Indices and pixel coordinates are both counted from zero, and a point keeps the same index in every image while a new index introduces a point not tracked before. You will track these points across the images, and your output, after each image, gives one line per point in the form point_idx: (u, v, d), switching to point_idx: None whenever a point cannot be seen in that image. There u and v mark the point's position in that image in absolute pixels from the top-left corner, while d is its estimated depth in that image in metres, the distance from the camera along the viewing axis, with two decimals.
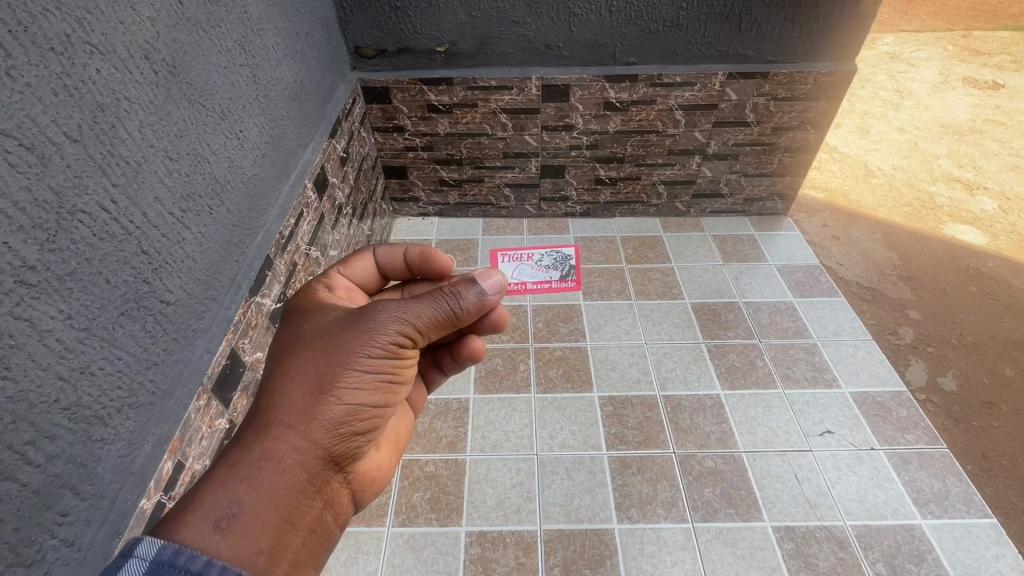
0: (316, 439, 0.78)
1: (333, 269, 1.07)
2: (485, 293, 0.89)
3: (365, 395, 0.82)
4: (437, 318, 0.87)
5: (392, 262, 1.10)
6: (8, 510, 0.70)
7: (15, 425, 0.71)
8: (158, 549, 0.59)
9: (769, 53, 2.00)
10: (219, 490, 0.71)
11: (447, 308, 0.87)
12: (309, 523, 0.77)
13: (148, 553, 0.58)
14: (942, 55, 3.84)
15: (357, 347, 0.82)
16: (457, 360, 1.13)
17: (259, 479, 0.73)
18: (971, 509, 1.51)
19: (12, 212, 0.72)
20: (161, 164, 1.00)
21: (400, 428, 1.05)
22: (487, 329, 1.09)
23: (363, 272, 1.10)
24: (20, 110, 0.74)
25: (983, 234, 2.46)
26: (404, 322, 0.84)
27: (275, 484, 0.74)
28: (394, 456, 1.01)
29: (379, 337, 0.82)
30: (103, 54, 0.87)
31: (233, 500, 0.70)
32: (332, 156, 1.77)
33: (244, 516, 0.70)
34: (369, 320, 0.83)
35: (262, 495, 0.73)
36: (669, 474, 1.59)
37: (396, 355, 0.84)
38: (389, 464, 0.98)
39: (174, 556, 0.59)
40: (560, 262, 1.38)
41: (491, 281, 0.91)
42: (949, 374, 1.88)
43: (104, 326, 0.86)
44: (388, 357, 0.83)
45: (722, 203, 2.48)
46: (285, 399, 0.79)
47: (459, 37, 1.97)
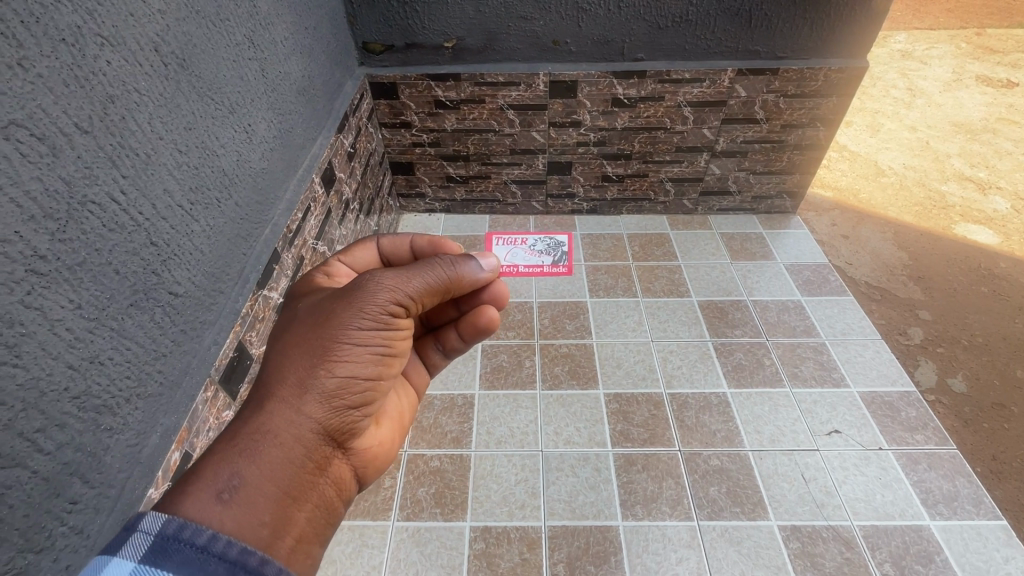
0: (314, 411, 0.78)
1: (334, 258, 1.06)
2: (483, 269, 0.97)
3: (361, 365, 0.83)
4: (426, 287, 0.89)
5: (395, 249, 1.10)
6: (17, 497, 0.71)
7: (26, 412, 0.72)
8: (163, 523, 0.58)
9: (780, 49, 1.99)
10: (218, 463, 0.70)
11: (435, 278, 0.90)
12: (311, 496, 0.76)
13: (152, 527, 0.57)
14: (955, 53, 3.79)
15: (347, 319, 0.82)
16: (463, 337, 1.12)
17: (258, 453, 0.72)
18: (981, 510, 1.50)
19: (23, 201, 0.72)
20: (170, 156, 1.01)
21: (404, 408, 1.05)
22: (484, 308, 1.08)
23: (364, 260, 1.09)
24: (32, 100, 0.74)
25: (995, 235, 2.43)
26: (396, 290, 0.85)
27: (274, 457, 0.73)
28: (396, 435, 1.00)
29: (370, 305, 0.83)
30: (113, 46, 0.88)
31: (234, 473, 0.69)
32: (339, 151, 1.77)
33: (246, 487, 0.69)
34: (359, 292, 0.84)
35: (262, 468, 0.72)
36: (675, 472, 1.58)
37: (389, 326, 0.85)
38: (392, 437, 0.98)
39: (179, 530, 0.58)
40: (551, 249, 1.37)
41: (492, 261, 0.99)
42: (959, 375, 1.87)
43: (113, 316, 0.86)
44: (382, 328, 0.84)
45: (731, 200, 2.46)
46: (281, 374, 0.79)
47: (467, 32, 1.96)
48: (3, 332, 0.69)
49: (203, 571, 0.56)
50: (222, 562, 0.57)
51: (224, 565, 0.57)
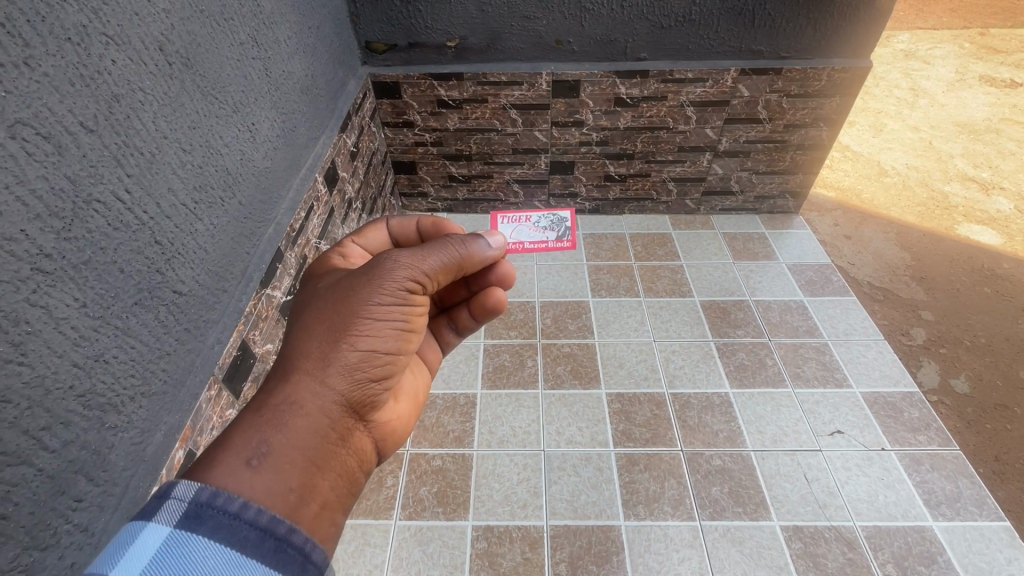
0: (337, 382, 0.78)
1: (347, 239, 1.06)
2: (493, 246, 1.01)
3: (381, 338, 0.84)
4: (441, 264, 0.91)
5: (403, 230, 1.11)
6: (23, 495, 0.71)
7: (31, 410, 0.72)
8: (195, 491, 0.58)
9: (783, 49, 1.98)
10: (244, 431, 0.69)
11: (449, 256, 0.93)
12: (337, 466, 0.74)
13: (185, 495, 0.57)
14: (958, 53, 3.78)
15: (368, 294, 0.83)
16: (474, 317, 1.14)
17: (284, 422, 0.72)
18: (984, 511, 1.49)
19: (29, 200, 0.72)
20: (174, 155, 1.01)
21: (419, 391, 1.04)
22: (492, 289, 1.12)
23: (376, 242, 1.09)
24: (38, 100, 0.74)
25: (998, 235, 2.43)
26: (413, 267, 0.87)
27: (300, 426, 0.73)
28: (413, 415, 0.99)
29: (389, 281, 0.85)
30: (118, 45, 0.88)
31: (261, 440, 0.68)
32: (342, 150, 1.78)
33: (274, 454, 0.68)
34: (377, 269, 0.86)
35: (288, 436, 0.71)
36: (677, 471, 1.58)
37: (407, 300, 0.87)
38: (409, 417, 0.97)
39: (213, 497, 0.58)
40: (556, 222, 1.41)
41: (499, 238, 1.03)
42: (962, 376, 1.86)
43: (117, 315, 0.87)
44: (401, 302, 0.86)
45: (733, 200, 2.45)
46: (304, 347, 0.80)
47: (470, 32, 1.96)
48: (9, 330, 0.69)
49: (236, 538, 0.56)
50: (255, 529, 0.57)
51: (256, 532, 0.57)
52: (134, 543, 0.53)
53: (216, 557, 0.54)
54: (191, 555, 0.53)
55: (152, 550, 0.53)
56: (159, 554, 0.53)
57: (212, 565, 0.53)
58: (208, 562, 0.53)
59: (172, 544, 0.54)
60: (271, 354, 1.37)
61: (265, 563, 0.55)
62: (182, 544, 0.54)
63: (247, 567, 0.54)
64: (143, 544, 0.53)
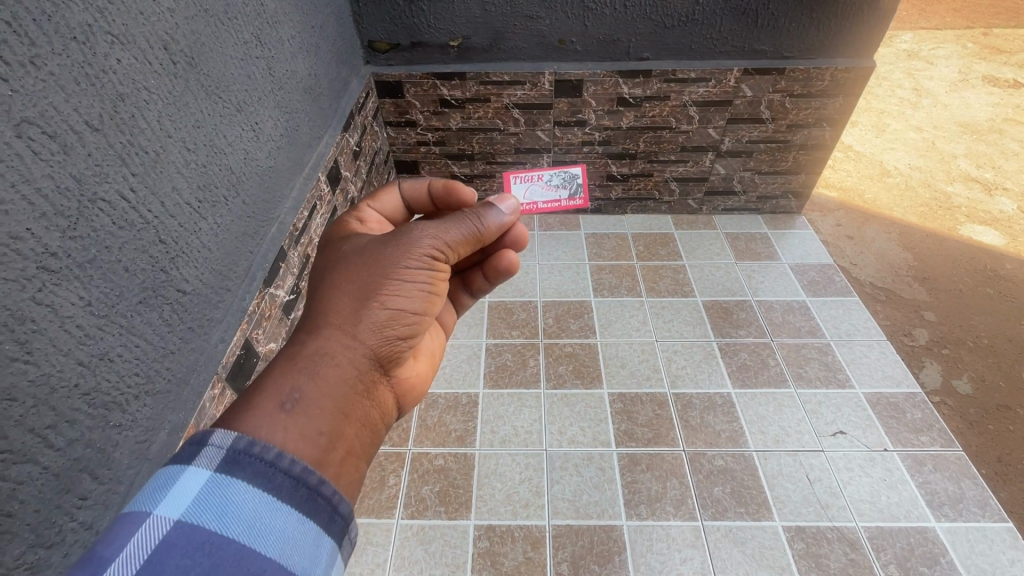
0: (365, 338, 0.79)
1: (362, 203, 1.08)
2: (507, 212, 0.97)
3: (409, 299, 0.84)
4: (466, 234, 0.92)
5: (415, 193, 1.11)
6: (28, 492, 0.72)
7: (37, 409, 0.73)
8: (232, 439, 0.60)
9: (786, 49, 1.98)
10: (278, 377, 0.69)
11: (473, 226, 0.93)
12: (363, 419, 0.75)
13: (223, 442, 0.59)
14: (962, 53, 3.77)
15: (396, 258, 0.84)
16: (489, 279, 1.13)
17: (315, 372, 0.72)
18: (987, 512, 1.49)
19: (34, 199, 0.73)
20: (178, 153, 1.01)
21: (434, 353, 1.05)
22: (505, 250, 1.10)
23: (390, 206, 1.10)
24: (43, 99, 0.75)
25: (1001, 235, 2.42)
26: (440, 234, 0.88)
27: (330, 377, 0.73)
28: (429, 379, 0.99)
29: (417, 247, 0.86)
30: (123, 44, 0.88)
31: (294, 387, 0.69)
32: (345, 149, 1.78)
33: (307, 401, 0.69)
34: (406, 234, 0.87)
35: (320, 386, 0.71)
36: (679, 472, 1.58)
37: (434, 266, 0.87)
38: (426, 381, 0.98)
39: (250, 446, 0.60)
40: (570, 180, 1.30)
41: (512, 203, 0.99)
42: (965, 377, 1.86)
43: (122, 314, 0.87)
44: (428, 267, 0.86)
45: (735, 200, 2.45)
46: (334, 303, 0.80)
47: (473, 31, 1.96)
48: (14, 328, 0.70)
49: (272, 486, 0.58)
50: (290, 478, 0.59)
51: (290, 481, 0.59)
52: (176, 484, 0.56)
53: (254, 502, 0.56)
54: (231, 499, 0.56)
55: (194, 492, 0.55)
56: (201, 497, 0.55)
57: (251, 510, 0.56)
58: (247, 506, 0.56)
59: (213, 486, 0.56)
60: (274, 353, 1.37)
61: (299, 511, 0.58)
62: (223, 487, 0.56)
63: (282, 514, 0.57)
64: (184, 486, 0.55)
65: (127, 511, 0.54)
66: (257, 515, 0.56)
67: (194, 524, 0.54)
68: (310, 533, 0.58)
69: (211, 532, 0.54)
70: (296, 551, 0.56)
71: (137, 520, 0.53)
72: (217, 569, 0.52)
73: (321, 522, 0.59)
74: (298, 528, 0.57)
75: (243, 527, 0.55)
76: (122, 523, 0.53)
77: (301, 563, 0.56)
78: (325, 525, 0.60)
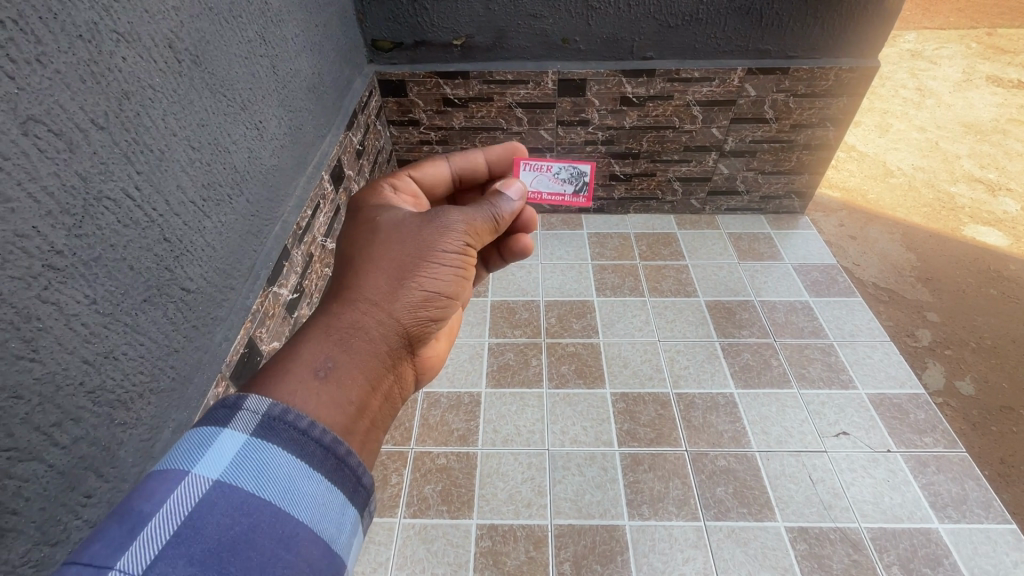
0: (394, 314, 0.82)
1: (402, 171, 1.08)
2: (516, 198, 0.99)
3: (435, 281, 0.87)
4: (489, 223, 0.94)
5: (466, 165, 1.14)
6: (34, 490, 0.72)
7: (42, 407, 0.73)
8: (267, 405, 0.60)
9: (790, 48, 1.98)
10: (313, 346, 0.72)
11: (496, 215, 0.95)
12: (387, 393, 0.78)
13: (258, 407, 0.60)
14: (965, 53, 3.76)
15: (426, 242, 0.87)
16: (503, 258, 1.18)
17: (347, 344, 0.75)
18: (990, 514, 1.49)
19: (40, 196, 0.73)
20: (183, 152, 1.01)
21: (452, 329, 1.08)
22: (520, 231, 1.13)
23: (432, 175, 1.12)
24: (49, 96, 0.75)
25: (1005, 236, 2.41)
26: (468, 223, 0.91)
27: (360, 350, 0.76)
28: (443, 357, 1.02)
29: (446, 233, 0.89)
30: (129, 42, 0.88)
31: (328, 357, 0.72)
32: (348, 148, 1.78)
33: (339, 370, 0.71)
34: (435, 218, 0.89)
35: (350, 358, 0.74)
36: (681, 472, 1.58)
37: (461, 253, 0.90)
38: (442, 359, 1.01)
39: (285, 412, 0.61)
40: (578, 176, 1.25)
41: (518, 185, 1.01)
42: (968, 378, 1.85)
43: (126, 312, 0.87)
44: (454, 252, 0.89)
45: (739, 200, 2.45)
46: (366, 278, 0.83)
47: (476, 30, 1.96)
48: (19, 326, 0.70)
49: (304, 453, 0.59)
50: (320, 447, 0.60)
51: (321, 450, 0.60)
52: (213, 444, 0.56)
53: (288, 467, 0.57)
54: (267, 463, 0.57)
55: (232, 453, 0.56)
56: (238, 458, 0.56)
57: (285, 474, 0.57)
58: (281, 470, 0.57)
59: (250, 450, 0.57)
60: None
61: (328, 479, 0.59)
62: (259, 450, 0.57)
63: (313, 481, 0.58)
64: (222, 447, 0.56)
65: (163, 469, 0.54)
66: (291, 479, 0.57)
67: (232, 484, 0.54)
68: (337, 500, 0.59)
69: (249, 492, 0.54)
70: (325, 517, 0.57)
71: (175, 477, 0.53)
72: (255, 529, 0.52)
73: (346, 493, 0.60)
74: (327, 496, 0.58)
75: (279, 490, 0.55)
76: (159, 479, 0.53)
77: (329, 530, 0.57)
78: (349, 495, 0.61)
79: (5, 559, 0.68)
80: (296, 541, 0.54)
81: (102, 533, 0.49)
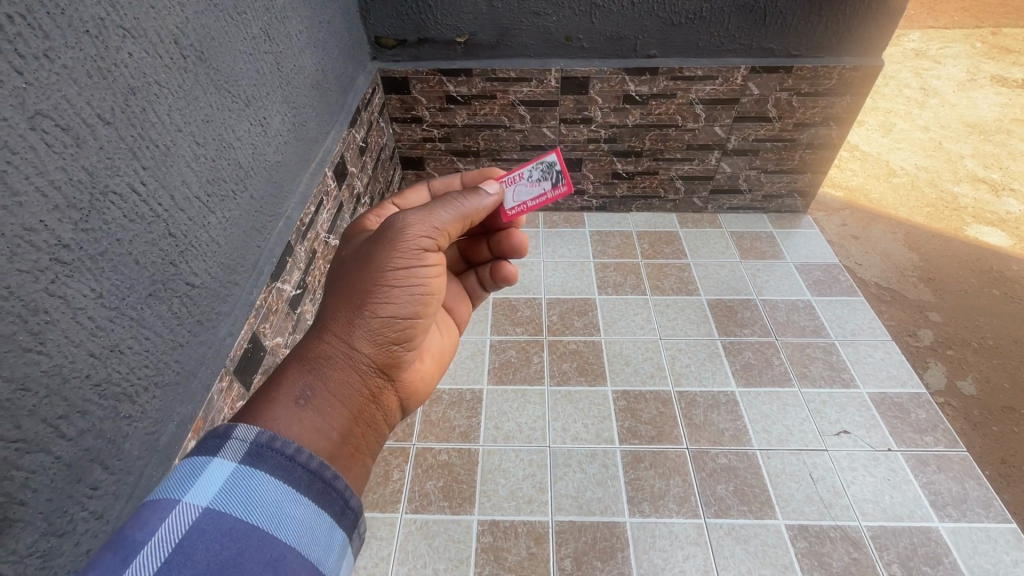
0: (367, 339, 0.83)
1: (387, 200, 1.12)
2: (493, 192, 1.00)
3: (407, 297, 0.88)
4: (450, 222, 0.93)
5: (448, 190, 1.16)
6: (40, 481, 0.72)
7: (49, 399, 0.73)
8: (255, 432, 0.61)
9: (794, 47, 1.98)
10: (288, 378, 0.73)
11: (456, 213, 0.94)
12: (370, 419, 0.79)
13: (247, 435, 0.60)
14: (969, 52, 3.75)
15: (389, 257, 0.86)
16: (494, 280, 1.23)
17: (323, 373, 0.77)
18: (990, 513, 1.49)
19: (48, 191, 0.73)
20: (188, 147, 1.01)
21: (444, 348, 1.09)
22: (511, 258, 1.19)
23: (418, 202, 1.15)
24: (56, 92, 0.75)
25: (1007, 236, 2.41)
26: (428, 226, 0.90)
27: (336, 377, 0.78)
28: (435, 379, 1.04)
29: (406, 241, 0.87)
30: (135, 38, 0.89)
31: (305, 386, 0.73)
32: (351, 145, 1.78)
33: (317, 399, 0.73)
34: (392, 230, 0.88)
35: (327, 387, 0.76)
36: (682, 469, 1.58)
37: (428, 262, 0.90)
38: (431, 380, 1.02)
39: (271, 440, 0.61)
40: (547, 169, 1.03)
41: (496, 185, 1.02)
42: (969, 378, 1.85)
43: (132, 306, 0.87)
44: (422, 264, 0.89)
45: (741, 199, 2.45)
46: (339, 306, 0.85)
47: (480, 27, 1.96)
48: (27, 319, 0.70)
49: (292, 478, 0.59)
50: (307, 472, 0.60)
51: (307, 475, 0.60)
52: (203, 473, 0.56)
53: (276, 492, 0.57)
54: (255, 490, 0.57)
55: (221, 481, 0.56)
56: (228, 485, 0.56)
57: (273, 500, 0.57)
58: (269, 496, 0.57)
59: (239, 477, 0.57)
60: (281, 347, 1.38)
61: (316, 503, 0.59)
62: (248, 477, 0.57)
63: (301, 506, 0.58)
64: (212, 475, 0.56)
65: (154, 499, 0.54)
66: (279, 504, 0.57)
67: (222, 511, 0.54)
68: (324, 524, 0.59)
69: (237, 519, 0.54)
70: (312, 540, 0.57)
71: (165, 506, 0.53)
72: (244, 553, 0.52)
73: (334, 515, 0.60)
74: (314, 520, 0.58)
75: (267, 517, 0.55)
76: (151, 508, 0.53)
77: (316, 553, 0.57)
78: (337, 517, 0.61)
79: (13, 549, 0.69)
80: (283, 565, 0.54)
81: (97, 561, 0.48)
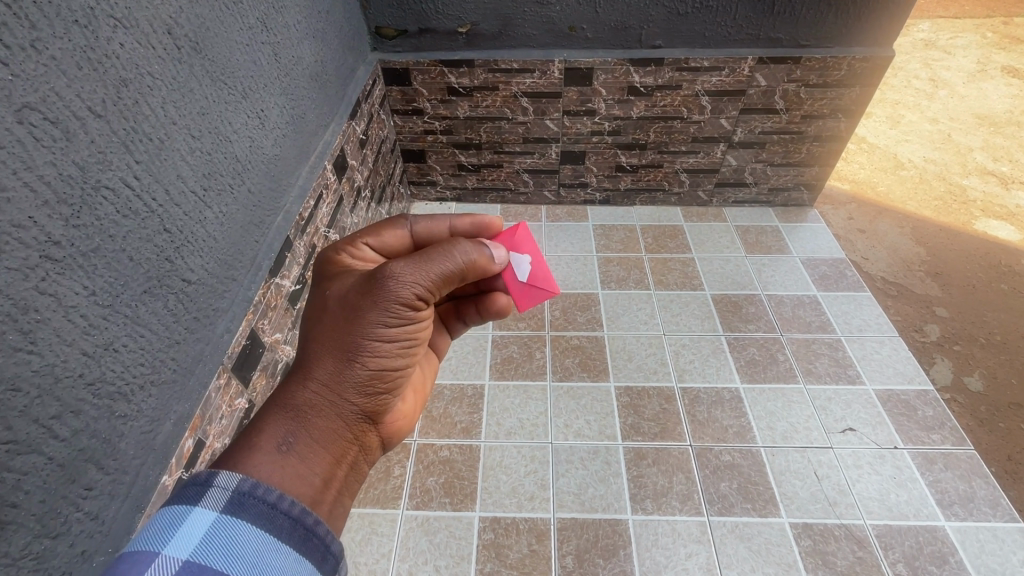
0: (355, 387, 0.81)
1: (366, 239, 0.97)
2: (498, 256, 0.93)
3: (405, 345, 0.86)
4: (446, 273, 0.85)
5: (432, 235, 1.02)
6: (33, 483, 0.71)
7: (41, 399, 0.72)
8: (237, 480, 0.59)
9: (804, 36, 1.93)
10: (270, 427, 0.72)
11: (456, 264, 0.86)
12: (352, 461, 0.78)
13: (229, 483, 0.59)
14: (980, 42, 3.68)
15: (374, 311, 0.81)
16: (481, 312, 1.10)
17: (306, 421, 0.75)
18: (998, 512, 1.47)
19: (36, 185, 0.71)
20: (183, 141, 0.99)
21: (423, 380, 1.06)
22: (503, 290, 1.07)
23: (397, 240, 1.00)
24: (45, 84, 0.73)
25: (1016, 230, 2.37)
26: (417, 277, 0.82)
27: (320, 424, 0.76)
28: (423, 400, 1.04)
29: (393, 296, 0.81)
30: (127, 28, 0.86)
31: (289, 433, 0.72)
32: (351, 138, 1.76)
33: (298, 447, 0.71)
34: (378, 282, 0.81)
35: (314, 431, 0.75)
36: (685, 467, 1.57)
37: (415, 311, 0.85)
38: (415, 414, 0.99)
39: (253, 488, 0.59)
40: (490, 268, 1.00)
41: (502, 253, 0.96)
42: (976, 374, 1.83)
43: (126, 303, 0.86)
44: (409, 314, 0.84)
45: (746, 192, 2.41)
46: (326, 346, 0.81)
47: (482, 17, 1.92)
48: (17, 318, 0.69)
49: (273, 526, 0.58)
50: (289, 519, 0.59)
51: (290, 522, 0.59)
52: (183, 524, 0.54)
53: (256, 542, 0.56)
54: (235, 539, 0.55)
55: (201, 531, 0.54)
56: (209, 536, 0.54)
57: (254, 549, 0.55)
58: (250, 545, 0.55)
59: (219, 527, 0.55)
60: (280, 344, 1.37)
61: (297, 551, 0.58)
62: (228, 527, 0.56)
63: (282, 554, 0.56)
64: (192, 525, 0.54)
65: (132, 551, 0.52)
66: (259, 555, 0.55)
67: (202, 563, 0.52)
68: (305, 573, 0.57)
69: (217, 572, 0.52)
70: None
71: (144, 559, 0.51)
72: None
73: (316, 562, 0.59)
74: (295, 569, 0.56)
75: (248, 567, 0.54)
76: (129, 562, 0.51)
77: None
78: (318, 564, 0.59)
79: (5, 552, 0.68)
80: None
81: None
